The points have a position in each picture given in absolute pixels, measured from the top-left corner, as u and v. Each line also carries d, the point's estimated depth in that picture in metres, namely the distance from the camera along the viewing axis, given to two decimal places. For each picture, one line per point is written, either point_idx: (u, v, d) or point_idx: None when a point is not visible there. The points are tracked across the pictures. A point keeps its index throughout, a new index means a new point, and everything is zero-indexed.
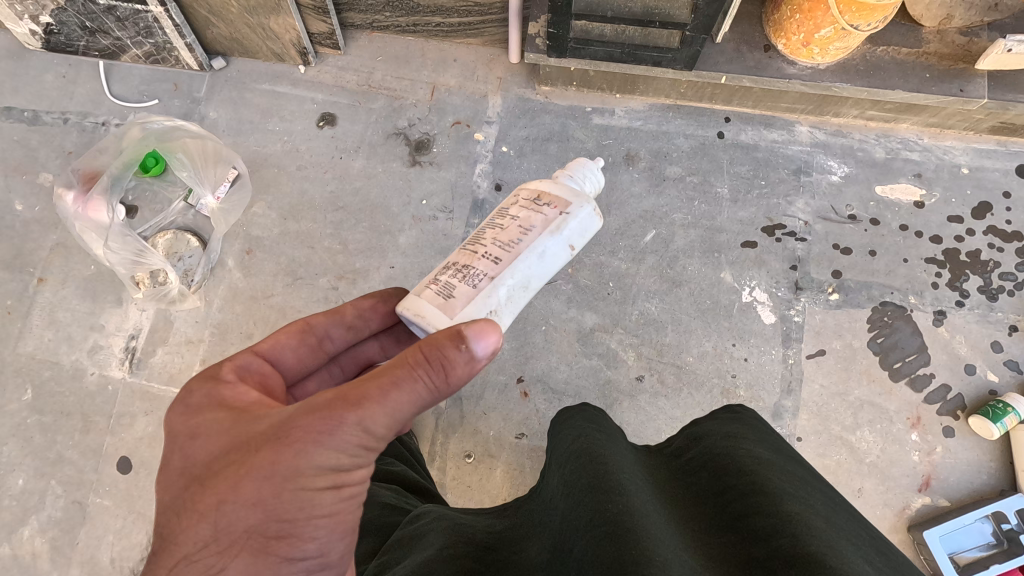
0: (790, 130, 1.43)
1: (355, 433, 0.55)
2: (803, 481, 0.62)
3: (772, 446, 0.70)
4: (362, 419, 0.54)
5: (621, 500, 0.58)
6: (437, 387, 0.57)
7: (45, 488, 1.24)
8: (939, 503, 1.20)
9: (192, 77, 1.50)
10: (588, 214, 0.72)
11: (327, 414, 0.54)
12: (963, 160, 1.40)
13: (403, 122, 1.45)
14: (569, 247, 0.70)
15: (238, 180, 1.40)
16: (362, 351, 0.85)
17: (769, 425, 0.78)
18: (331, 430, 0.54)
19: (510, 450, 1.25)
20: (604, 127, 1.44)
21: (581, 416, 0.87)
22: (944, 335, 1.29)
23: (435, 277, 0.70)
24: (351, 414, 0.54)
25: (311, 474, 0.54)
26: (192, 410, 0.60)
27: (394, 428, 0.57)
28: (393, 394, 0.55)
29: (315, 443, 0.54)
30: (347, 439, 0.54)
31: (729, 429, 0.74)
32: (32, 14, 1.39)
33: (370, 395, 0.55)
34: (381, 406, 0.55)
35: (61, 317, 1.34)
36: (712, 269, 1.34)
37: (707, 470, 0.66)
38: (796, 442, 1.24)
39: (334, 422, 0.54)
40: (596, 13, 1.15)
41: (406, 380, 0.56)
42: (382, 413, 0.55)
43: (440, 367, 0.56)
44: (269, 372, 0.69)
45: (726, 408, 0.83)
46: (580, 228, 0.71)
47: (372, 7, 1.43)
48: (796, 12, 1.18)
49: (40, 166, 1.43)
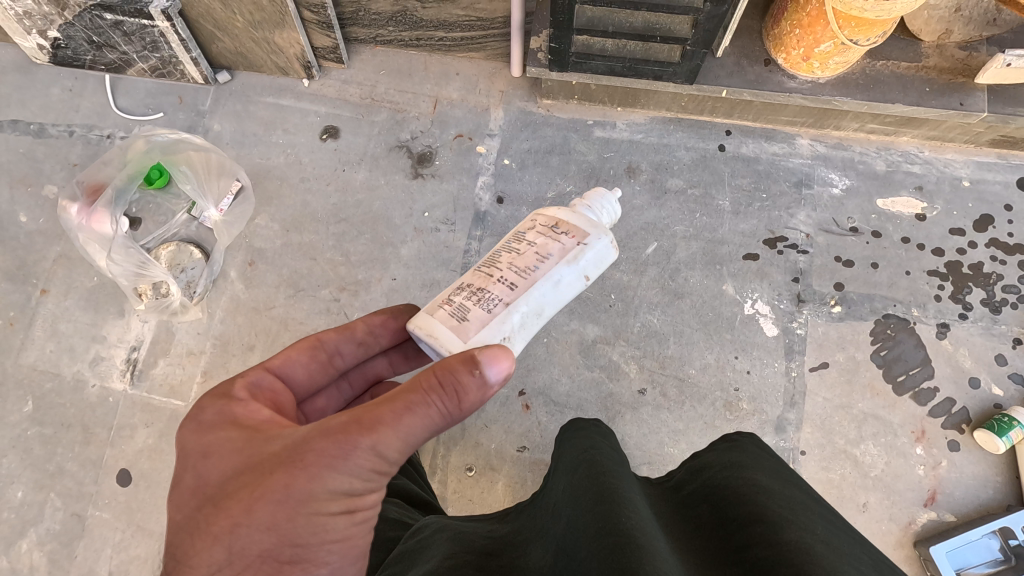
0: (791, 143, 1.44)
1: (368, 457, 0.55)
2: (804, 506, 0.61)
3: (775, 471, 0.70)
4: (377, 443, 0.55)
5: (626, 514, 0.59)
6: (450, 411, 0.58)
7: (45, 500, 1.23)
8: (945, 518, 1.19)
9: (197, 90, 1.51)
10: (605, 246, 0.73)
11: (343, 437, 0.54)
12: (964, 173, 1.40)
13: (405, 135, 1.46)
14: (585, 277, 0.71)
15: (241, 192, 1.40)
16: (371, 368, 0.87)
17: (772, 450, 0.79)
18: (347, 454, 0.54)
19: (511, 463, 1.24)
20: (605, 140, 1.45)
21: (589, 429, 0.88)
22: (947, 347, 1.28)
23: (448, 297, 0.70)
24: (366, 438, 0.55)
25: (325, 496, 0.55)
26: (204, 426, 0.60)
27: (407, 452, 0.57)
28: (408, 418, 0.56)
29: (330, 466, 0.54)
30: (362, 463, 0.55)
31: (730, 458, 0.74)
32: (40, 29, 1.41)
33: (385, 419, 0.55)
34: (396, 430, 0.56)
35: (63, 328, 1.34)
36: (713, 282, 1.34)
37: (708, 504, 0.66)
38: (799, 456, 1.23)
39: (350, 446, 0.54)
40: (597, 28, 1.16)
41: (420, 405, 0.57)
42: (396, 437, 0.56)
43: (453, 392, 0.57)
44: (279, 389, 0.70)
45: (725, 437, 0.83)
46: (596, 259, 0.72)
47: (376, 22, 1.44)
48: (795, 27, 1.19)
49: (45, 178, 1.44)
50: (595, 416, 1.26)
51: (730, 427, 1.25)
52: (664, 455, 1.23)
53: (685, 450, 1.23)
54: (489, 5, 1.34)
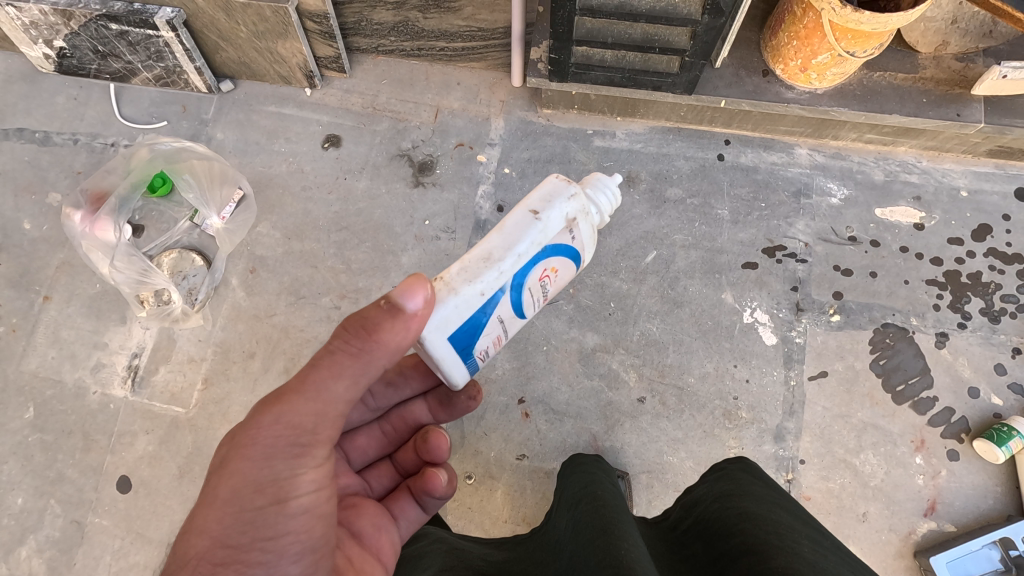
0: (790, 153, 1.45)
1: (282, 427, 0.59)
2: (791, 529, 0.63)
3: (760, 495, 0.73)
4: (285, 407, 0.59)
5: (625, 550, 0.64)
6: (362, 351, 0.61)
7: (44, 507, 1.23)
8: (945, 528, 1.18)
9: (201, 99, 1.53)
10: (554, 185, 0.73)
11: (254, 413, 0.60)
12: (962, 183, 1.41)
13: (407, 143, 1.47)
14: (533, 213, 0.70)
15: (244, 201, 1.42)
16: (410, 411, 0.92)
17: (761, 473, 0.82)
18: (258, 427, 0.59)
19: (511, 471, 1.24)
20: (605, 149, 1.46)
21: (592, 467, 0.97)
22: (946, 357, 1.28)
23: None
24: (273, 406, 0.59)
25: (250, 478, 0.58)
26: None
27: (325, 406, 0.61)
28: (314, 374, 0.61)
29: (247, 445, 0.59)
30: (276, 432, 0.59)
31: (720, 488, 0.78)
32: (46, 39, 1.43)
33: (292, 386, 0.61)
34: (305, 390, 0.60)
35: (65, 335, 1.35)
36: (713, 290, 1.34)
37: (701, 541, 0.70)
38: (799, 465, 1.23)
39: (260, 420, 0.59)
40: (597, 39, 1.17)
41: (326, 362, 0.61)
42: (309, 396, 0.60)
43: (358, 332, 0.61)
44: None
45: (712, 469, 0.88)
46: (543, 196, 0.72)
47: (378, 32, 1.46)
48: (793, 39, 1.21)
49: (49, 186, 1.45)
50: (594, 424, 1.26)
51: (729, 435, 1.25)
52: (664, 463, 1.23)
53: (684, 458, 1.23)
54: (490, 16, 1.36)
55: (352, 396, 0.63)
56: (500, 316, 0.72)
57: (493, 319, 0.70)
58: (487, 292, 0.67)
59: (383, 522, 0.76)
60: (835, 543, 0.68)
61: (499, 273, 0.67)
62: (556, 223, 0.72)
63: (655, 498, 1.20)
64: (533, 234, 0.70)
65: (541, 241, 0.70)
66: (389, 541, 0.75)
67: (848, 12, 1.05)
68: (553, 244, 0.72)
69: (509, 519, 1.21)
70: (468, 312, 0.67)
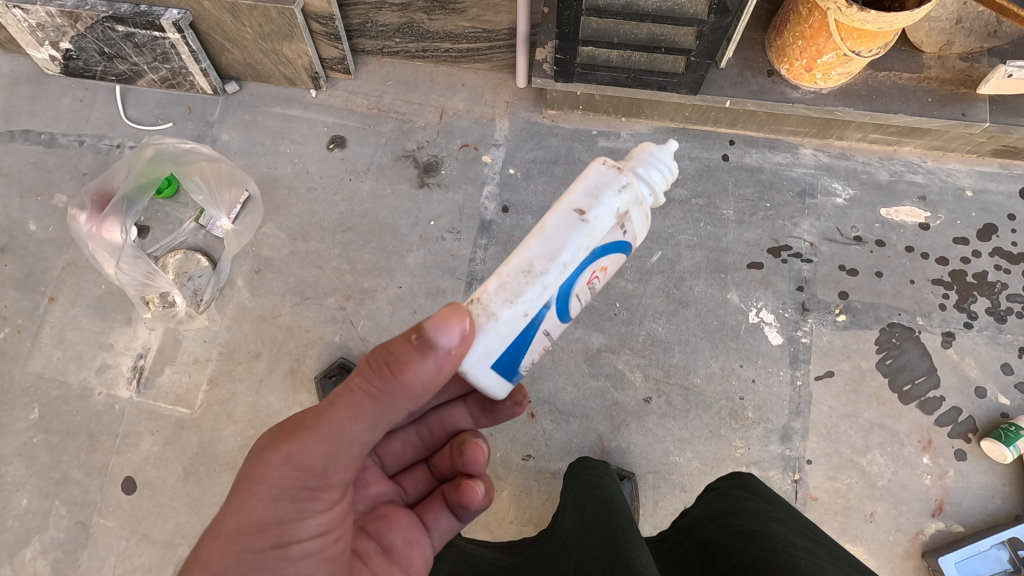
0: (794, 153, 1.45)
1: (290, 468, 0.59)
2: (790, 542, 0.65)
3: (756, 510, 0.74)
4: (294, 447, 0.60)
5: (632, 550, 0.66)
6: (384, 392, 0.61)
7: (50, 507, 1.23)
8: (953, 529, 1.18)
9: (206, 101, 1.53)
10: (601, 174, 0.66)
11: (265, 449, 0.60)
12: (967, 183, 1.41)
13: (412, 145, 1.47)
14: (577, 214, 0.64)
15: (250, 202, 1.42)
16: (448, 416, 0.89)
17: (754, 485, 0.83)
18: (267, 464, 0.59)
19: (516, 472, 1.24)
20: (609, 150, 1.46)
21: (597, 470, 0.98)
22: (953, 357, 1.28)
23: None
24: (284, 443, 0.60)
25: (254, 516, 0.59)
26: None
27: (336, 447, 0.61)
28: (330, 413, 0.61)
29: (255, 483, 0.59)
30: (283, 472, 0.59)
31: (714, 509, 0.80)
32: (53, 41, 1.43)
33: (306, 423, 0.61)
34: (318, 429, 0.60)
35: (70, 336, 1.35)
36: (718, 290, 1.34)
37: (701, 562, 0.72)
38: (806, 465, 1.23)
39: (269, 457, 0.60)
40: (603, 39, 1.18)
41: (343, 400, 0.61)
42: (321, 437, 0.60)
43: (382, 370, 0.61)
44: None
45: (708, 487, 0.90)
46: (589, 191, 0.65)
47: (383, 33, 1.46)
48: (798, 39, 1.21)
49: (54, 187, 1.45)
50: (599, 425, 1.26)
51: (735, 435, 1.25)
52: (670, 464, 1.23)
53: (690, 459, 1.23)
54: (495, 17, 1.36)
55: (369, 438, 0.63)
56: (547, 330, 0.67)
57: (539, 334, 0.66)
58: (530, 312, 0.63)
59: (415, 534, 0.76)
60: (832, 553, 0.69)
61: (542, 288, 0.63)
62: (605, 221, 0.65)
63: (661, 498, 1.20)
64: (579, 239, 0.63)
65: (588, 244, 0.64)
66: (421, 555, 0.75)
67: (854, 11, 1.05)
68: (602, 244, 0.65)
69: (515, 520, 1.21)
70: (511, 337, 0.63)
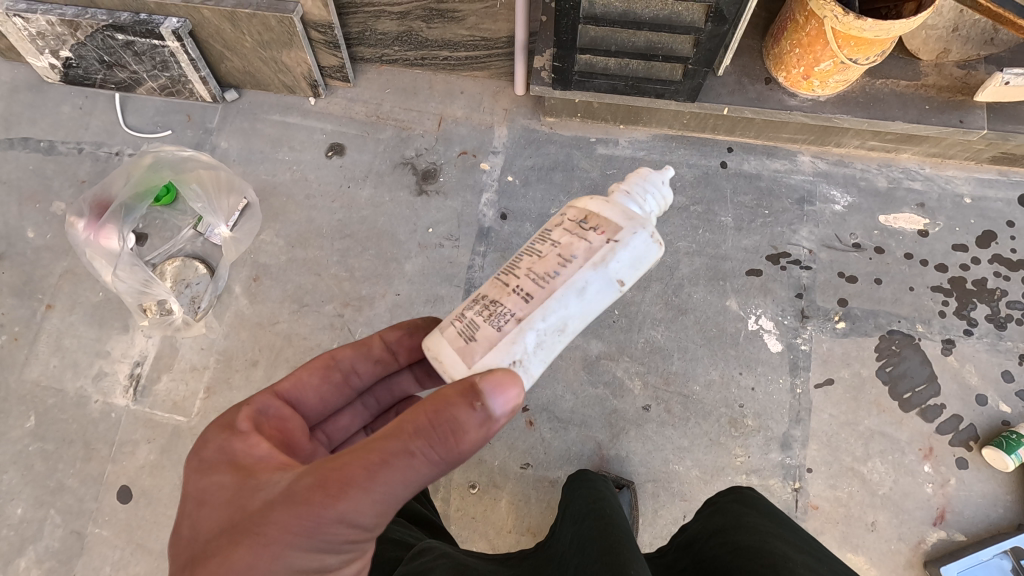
0: (793, 160, 1.45)
1: (335, 525, 0.51)
2: (790, 560, 0.64)
3: (756, 525, 0.73)
4: (345, 508, 0.51)
5: (631, 568, 0.66)
6: (442, 459, 0.52)
7: (44, 517, 1.22)
8: (955, 538, 1.17)
9: (205, 109, 1.54)
10: (643, 242, 0.62)
11: (310, 503, 0.51)
12: (966, 190, 1.41)
13: (411, 152, 1.47)
14: (617, 283, 0.61)
15: (249, 209, 1.42)
16: (397, 384, 0.84)
17: (753, 499, 0.82)
18: (311, 520, 0.51)
19: (515, 480, 1.23)
20: (608, 157, 1.46)
21: (596, 482, 0.97)
22: (953, 364, 1.27)
23: (459, 311, 0.64)
24: (334, 503, 0.50)
25: (281, 570, 0.51)
26: (200, 466, 0.58)
27: (386, 510, 0.52)
28: (384, 475, 0.51)
29: (298, 535, 0.51)
30: (330, 530, 0.51)
31: (713, 525, 0.79)
32: (53, 49, 1.44)
33: (356, 477, 0.51)
34: (371, 490, 0.51)
35: (67, 343, 1.34)
36: (717, 297, 1.34)
37: None
38: (806, 474, 1.22)
39: (315, 512, 0.51)
40: (600, 48, 1.18)
41: (400, 458, 0.51)
42: (374, 499, 0.51)
43: (444, 436, 0.52)
44: (289, 415, 0.67)
45: (706, 503, 0.89)
46: (632, 258, 0.61)
47: (383, 42, 1.47)
48: (795, 47, 1.21)
49: (53, 195, 1.45)
50: (599, 433, 1.25)
51: (735, 443, 1.24)
52: (669, 472, 1.22)
53: (690, 467, 1.22)
54: (493, 26, 1.37)
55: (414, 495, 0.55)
56: None
57: None
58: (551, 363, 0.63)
59: None
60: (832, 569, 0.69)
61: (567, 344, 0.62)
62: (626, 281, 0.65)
63: (660, 507, 1.19)
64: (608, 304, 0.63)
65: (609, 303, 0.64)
66: None
67: (851, 19, 1.06)
68: None
69: (514, 530, 1.20)
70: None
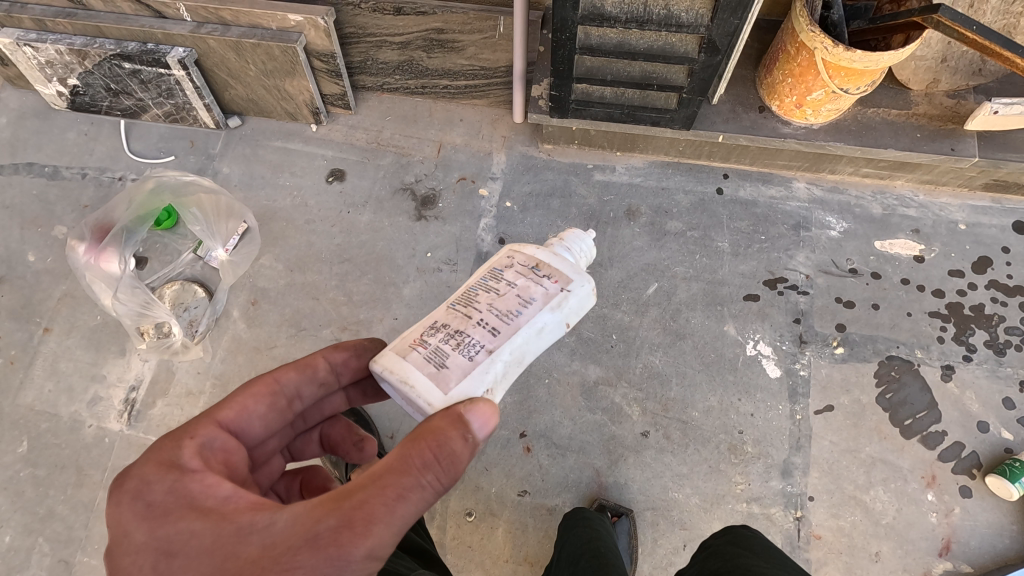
0: (788, 187, 1.47)
1: (360, 563, 0.52)
2: None
3: (751, 568, 0.73)
4: (373, 543, 0.52)
5: None
6: (444, 486, 0.56)
7: (32, 545, 1.20)
8: (961, 569, 1.14)
9: (208, 135, 1.56)
10: (586, 291, 0.72)
11: (338, 543, 0.51)
12: (960, 217, 1.42)
13: (410, 178, 1.49)
14: (566, 324, 0.70)
15: (248, 233, 1.43)
16: (328, 405, 0.82)
17: (748, 538, 0.82)
18: (337, 561, 0.51)
19: (512, 508, 1.21)
20: (605, 183, 1.48)
21: (595, 520, 0.97)
22: (954, 390, 1.27)
23: (423, 338, 0.67)
24: (363, 539, 0.51)
25: None
26: (154, 512, 0.54)
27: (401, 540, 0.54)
28: (401, 508, 0.53)
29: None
30: (358, 568, 0.51)
31: (708, 568, 0.79)
32: (60, 77, 1.47)
33: (378, 514, 0.52)
34: (392, 522, 0.53)
35: (63, 367, 1.34)
36: (715, 322, 1.34)
37: None
38: (807, 502, 1.20)
39: (343, 552, 0.51)
40: (596, 77, 1.20)
41: (414, 490, 0.54)
42: (394, 532, 0.53)
43: (447, 464, 0.56)
44: (235, 448, 0.63)
45: (701, 545, 0.88)
46: (578, 305, 0.71)
47: (383, 71, 1.50)
48: (787, 77, 1.24)
49: (55, 219, 1.47)
50: (597, 459, 1.24)
51: (735, 471, 1.22)
52: (669, 500, 1.20)
53: (690, 495, 1.21)
54: (492, 55, 1.41)
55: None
56: None
57: None
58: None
59: None
60: None
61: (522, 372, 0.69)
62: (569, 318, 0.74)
63: (660, 536, 1.17)
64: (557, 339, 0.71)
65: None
66: None
67: (840, 51, 1.09)
68: None
69: (511, 559, 1.17)
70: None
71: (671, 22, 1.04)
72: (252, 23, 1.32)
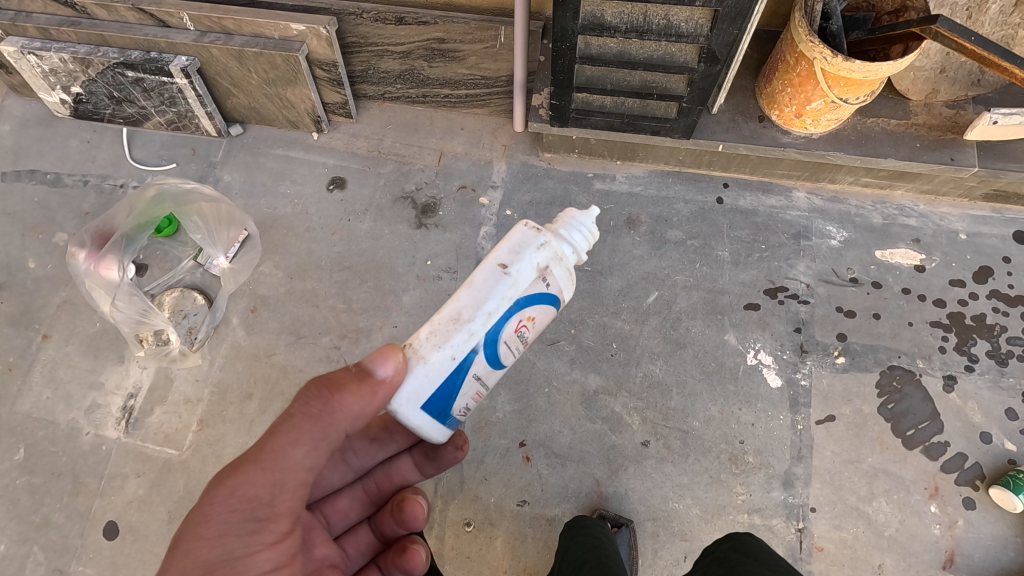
0: (788, 196, 1.47)
1: (240, 496, 0.60)
2: None
3: None
4: (239, 480, 0.60)
5: None
6: (321, 416, 0.64)
7: (27, 554, 1.18)
8: None
9: (210, 143, 1.57)
10: (523, 234, 0.70)
11: (207, 488, 0.60)
12: (960, 226, 1.42)
13: (411, 186, 1.50)
14: (501, 268, 0.68)
15: (249, 241, 1.43)
16: (395, 469, 0.90)
17: (750, 546, 0.81)
18: (219, 497, 0.59)
19: (511, 518, 1.20)
20: (605, 192, 1.48)
21: (595, 528, 0.96)
22: (955, 401, 1.26)
23: None
24: (229, 478, 0.60)
25: (202, 558, 0.57)
26: None
27: (287, 471, 0.62)
28: (272, 442, 0.62)
29: (201, 524, 0.59)
30: (239, 500, 0.60)
31: None
32: (64, 85, 1.48)
33: (251, 454, 0.62)
34: (262, 459, 0.61)
35: (61, 375, 1.33)
36: (715, 331, 1.33)
37: None
38: (809, 513, 1.19)
39: (222, 491, 0.60)
40: (596, 86, 1.21)
41: (284, 424, 0.63)
42: (267, 466, 0.61)
43: (319, 395, 0.64)
44: None
45: (702, 552, 0.87)
46: (512, 248, 0.69)
47: (385, 80, 1.51)
48: (787, 86, 1.24)
49: (57, 226, 1.47)
50: (597, 469, 1.23)
51: (736, 481, 1.21)
52: (669, 511, 1.19)
53: (690, 505, 1.20)
54: (493, 65, 1.42)
55: (312, 462, 0.64)
56: (478, 375, 0.70)
57: (470, 378, 0.70)
58: (458, 356, 0.67)
59: None
60: None
61: (468, 334, 0.67)
62: (526, 274, 0.69)
63: (661, 547, 1.16)
64: (504, 289, 0.68)
65: (512, 295, 0.68)
66: None
67: (839, 61, 1.09)
68: (526, 295, 0.70)
69: (510, 570, 1.16)
70: (439, 378, 0.67)
71: (671, 32, 1.04)
72: (255, 33, 1.33)
